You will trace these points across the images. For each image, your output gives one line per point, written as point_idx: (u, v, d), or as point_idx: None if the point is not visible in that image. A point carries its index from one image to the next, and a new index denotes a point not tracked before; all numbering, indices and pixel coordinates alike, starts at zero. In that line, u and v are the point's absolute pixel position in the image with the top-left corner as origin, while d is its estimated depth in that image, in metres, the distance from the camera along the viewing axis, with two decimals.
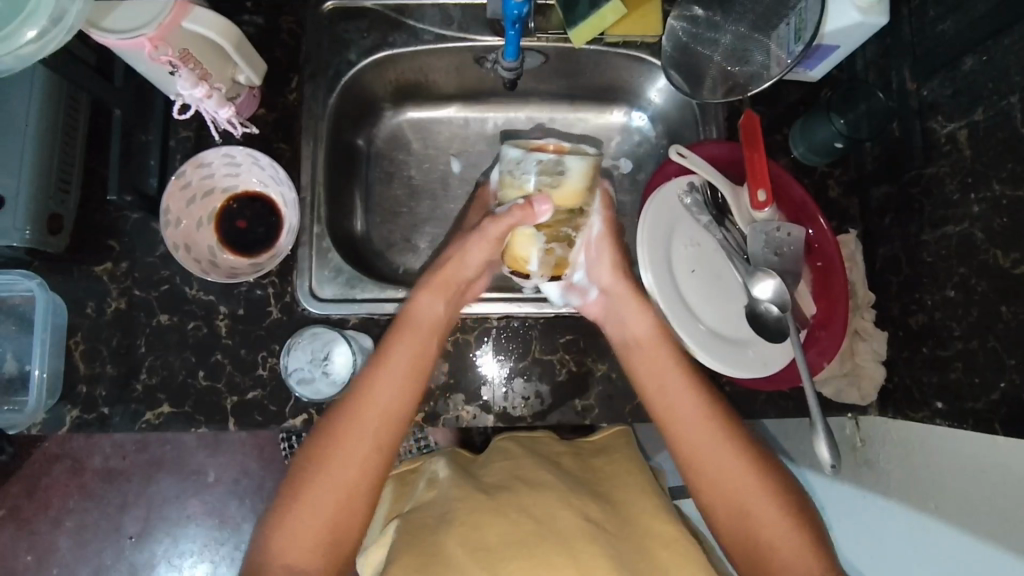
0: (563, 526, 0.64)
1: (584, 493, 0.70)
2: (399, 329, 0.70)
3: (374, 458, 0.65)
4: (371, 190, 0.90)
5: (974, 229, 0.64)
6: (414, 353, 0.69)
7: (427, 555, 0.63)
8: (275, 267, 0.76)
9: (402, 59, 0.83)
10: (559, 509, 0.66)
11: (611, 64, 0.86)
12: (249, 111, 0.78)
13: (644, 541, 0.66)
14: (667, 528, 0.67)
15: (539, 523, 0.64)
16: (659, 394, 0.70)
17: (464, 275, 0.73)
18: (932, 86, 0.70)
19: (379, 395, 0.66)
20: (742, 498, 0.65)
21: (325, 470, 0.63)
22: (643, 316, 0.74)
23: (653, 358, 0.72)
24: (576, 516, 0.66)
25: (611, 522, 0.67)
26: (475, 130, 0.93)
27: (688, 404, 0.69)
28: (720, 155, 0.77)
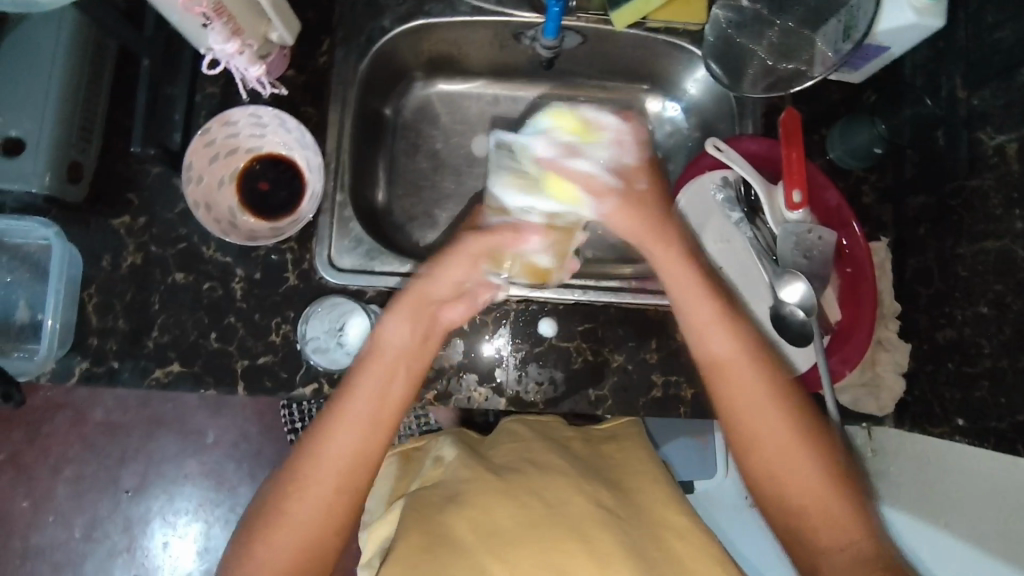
0: (572, 512, 0.65)
1: (595, 479, 0.70)
2: (367, 365, 0.64)
3: (343, 502, 0.61)
4: (395, 161, 0.88)
5: (1014, 246, 0.62)
6: (373, 392, 0.63)
7: (435, 536, 0.63)
8: (295, 233, 0.75)
9: (438, 28, 0.81)
10: (569, 494, 0.66)
11: (651, 50, 0.84)
12: (279, 71, 0.77)
13: (653, 528, 0.66)
14: (679, 520, 0.67)
15: (550, 508, 0.65)
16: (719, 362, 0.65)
17: (438, 291, 0.66)
18: (983, 95, 0.67)
19: (336, 441, 0.61)
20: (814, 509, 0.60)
21: (288, 510, 0.60)
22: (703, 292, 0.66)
23: (724, 340, 0.65)
24: (586, 501, 0.66)
25: (623, 510, 0.67)
26: (504, 107, 0.91)
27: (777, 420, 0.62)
28: (757, 153, 0.75)
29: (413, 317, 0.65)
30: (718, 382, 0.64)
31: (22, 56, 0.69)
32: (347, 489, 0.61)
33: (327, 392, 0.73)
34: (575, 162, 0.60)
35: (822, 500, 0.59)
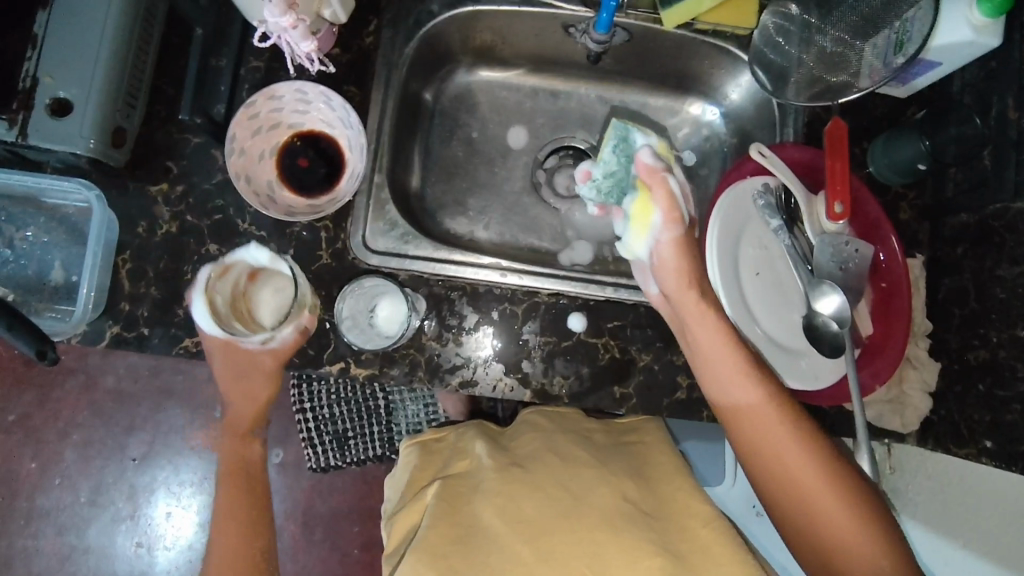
0: (599, 504, 0.65)
1: (618, 468, 0.70)
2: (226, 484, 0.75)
3: None
4: (431, 147, 0.89)
5: None
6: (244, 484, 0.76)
7: (463, 527, 0.64)
8: (332, 212, 0.75)
9: (485, 17, 0.81)
10: (596, 486, 0.67)
11: (695, 53, 0.84)
12: (326, 48, 0.77)
13: (681, 521, 0.65)
14: (703, 507, 0.66)
15: (574, 498, 0.66)
16: (726, 398, 0.66)
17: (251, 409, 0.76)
18: None
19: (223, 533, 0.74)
20: (844, 545, 0.61)
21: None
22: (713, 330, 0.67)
23: (731, 375, 0.66)
24: (613, 495, 0.66)
25: (647, 503, 0.67)
26: (543, 101, 0.92)
27: (777, 434, 0.64)
28: (800, 160, 0.74)
29: (235, 435, 0.76)
30: (732, 421, 0.66)
31: (70, 14, 0.68)
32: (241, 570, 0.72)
33: (353, 371, 0.73)
34: (669, 180, 0.68)
35: (853, 542, 0.60)
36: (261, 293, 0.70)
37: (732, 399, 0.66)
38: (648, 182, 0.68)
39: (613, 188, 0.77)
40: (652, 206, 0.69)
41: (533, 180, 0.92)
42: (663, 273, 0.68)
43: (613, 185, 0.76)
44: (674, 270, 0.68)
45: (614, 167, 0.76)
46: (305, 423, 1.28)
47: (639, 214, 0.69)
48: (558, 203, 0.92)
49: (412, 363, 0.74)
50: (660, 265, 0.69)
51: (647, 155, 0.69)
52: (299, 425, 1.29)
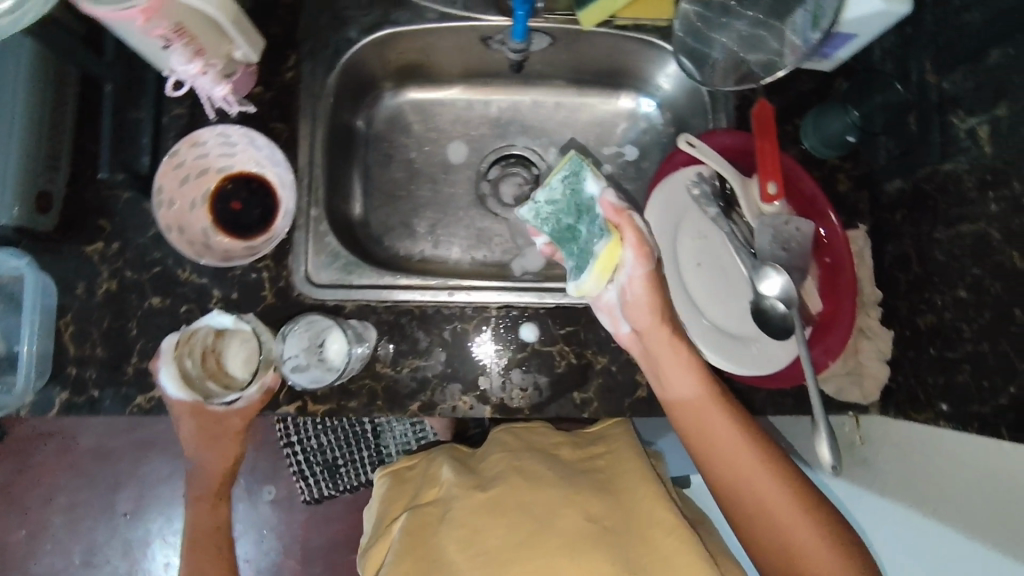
0: (562, 525, 0.65)
1: (584, 485, 0.70)
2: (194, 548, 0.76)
3: None
4: (370, 174, 0.90)
5: (990, 229, 0.61)
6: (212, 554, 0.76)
7: (428, 561, 0.65)
8: (270, 251, 0.75)
9: (403, 38, 0.82)
10: (560, 507, 0.67)
11: (618, 50, 0.84)
12: (246, 88, 0.77)
13: (645, 532, 0.65)
14: (668, 515, 0.66)
15: (538, 521, 0.66)
16: (687, 411, 0.67)
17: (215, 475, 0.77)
18: (953, 78, 0.66)
19: None
20: (809, 558, 0.60)
21: None
22: (671, 347, 0.67)
23: (688, 386, 0.67)
24: (577, 515, 0.66)
25: (613, 518, 0.66)
26: (478, 113, 0.93)
27: (733, 437, 0.64)
28: (732, 146, 0.73)
29: (203, 500, 0.77)
30: (693, 436, 0.66)
31: None
32: None
33: (311, 409, 0.73)
34: (635, 219, 0.65)
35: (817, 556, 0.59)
36: (229, 354, 0.71)
37: (679, 392, 0.67)
38: (616, 224, 0.65)
39: (553, 216, 0.69)
40: (621, 248, 0.66)
41: (478, 192, 0.93)
42: (634, 312, 0.67)
43: (555, 215, 0.69)
44: (643, 309, 0.66)
45: (559, 198, 0.68)
46: (292, 457, 1.28)
47: (604, 253, 0.66)
48: (502, 212, 0.92)
49: (369, 392, 0.74)
50: (631, 300, 0.67)
51: (611, 195, 0.65)
52: (286, 459, 1.29)
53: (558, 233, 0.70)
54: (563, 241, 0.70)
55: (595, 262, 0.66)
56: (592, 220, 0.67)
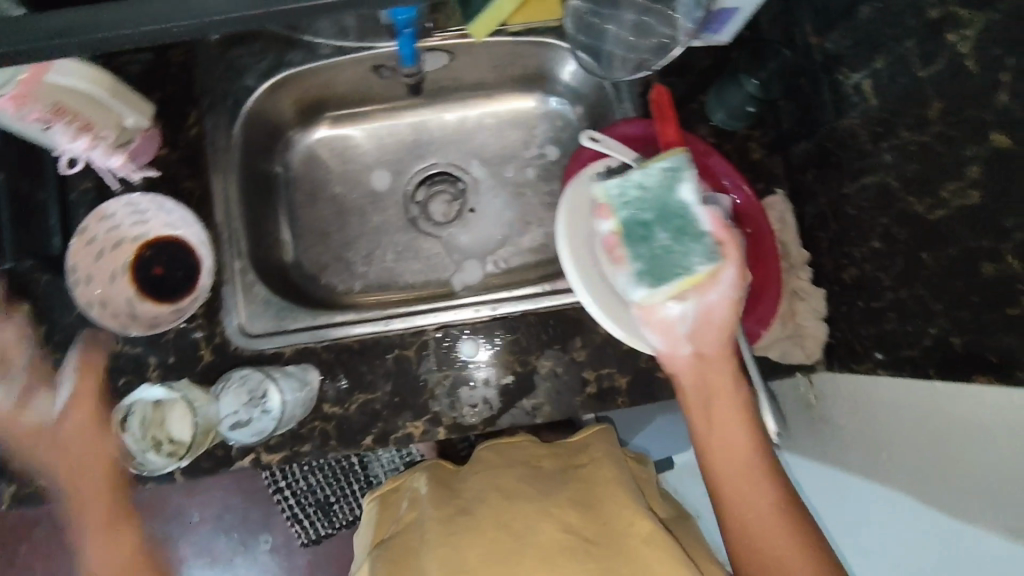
0: (540, 543, 0.66)
1: (563, 497, 0.71)
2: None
3: None
4: (297, 215, 0.91)
5: (889, 178, 0.62)
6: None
7: None
8: (200, 309, 0.75)
9: (297, 79, 0.83)
10: (537, 521, 0.68)
11: (517, 55, 0.86)
12: (150, 154, 0.76)
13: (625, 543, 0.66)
14: (645, 524, 0.67)
15: (515, 539, 0.67)
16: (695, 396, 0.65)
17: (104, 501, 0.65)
18: (833, 37, 0.68)
19: None
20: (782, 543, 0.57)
21: None
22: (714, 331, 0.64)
23: (712, 363, 0.65)
24: (554, 528, 0.67)
25: (590, 528, 0.68)
26: (395, 138, 0.93)
27: (734, 421, 0.63)
28: (633, 134, 0.75)
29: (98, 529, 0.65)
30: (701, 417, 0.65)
31: None
32: None
33: (265, 459, 0.73)
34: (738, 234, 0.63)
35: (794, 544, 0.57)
36: (171, 424, 0.68)
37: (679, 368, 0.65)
38: (722, 240, 0.61)
39: (637, 205, 0.63)
40: (721, 265, 0.61)
41: (408, 215, 0.93)
42: (704, 333, 0.64)
43: (638, 202, 0.63)
44: (715, 329, 0.64)
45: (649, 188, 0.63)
46: (281, 502, 1.27)
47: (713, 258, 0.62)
48: (435, 231, 0.93)
49: (321, 434, 0.74)
50: (703, 317, 0.63)
51: (718, 210, 0.62)
52: (276, 506, 1.28)
53: (630, 227, 0.63)
54: (632, 237, 0.63)
55: (678, 271, 0.61)
56: (681, 223, 0.62)
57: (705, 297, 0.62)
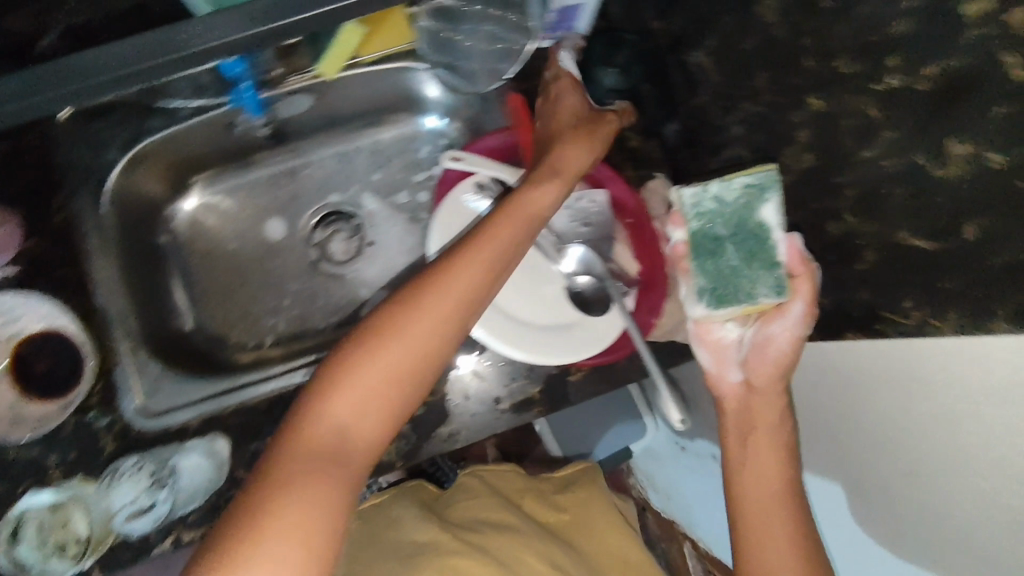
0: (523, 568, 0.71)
1: (545, 536, 0.78)
2: (292, 445, 0.51)
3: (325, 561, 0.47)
4: (193, 279, 0.88)
5: (741, 150, 0.63)
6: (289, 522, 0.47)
7: None
8: (95, 396, 0.73)
9: (162, 144, 0.81)
10: (520, 551, 0.73)
11: (383, 83, 0.85)
12: (10, 249, 0.73)
13: None
14: None
15: (504, 565, 0.70)
16: (771, 410, 0.61)
17: None
18: (670, 19, 0.68)
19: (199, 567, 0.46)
20: (751, 532, 0.59)
21: (296, 522, 0.47)
22: (718, 355, 0.62)
23: (758, 395, 0.61)
24: (540, 557, 0.73)
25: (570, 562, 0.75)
26: (282, 185, 0.92)
27: (772, 440, 0.60)
28: (495, 147, 0.75)
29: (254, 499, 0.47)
30: (760, 429, 0.61)
31: None
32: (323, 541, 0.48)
33: (184, 538, 0.69)
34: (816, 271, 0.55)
35: (774, 532, 0.58)
36: (72, 524, 0.68)
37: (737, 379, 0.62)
38: (795, 274, 0.54)
39: (710, 217, 0.56)
40: (788, 300, 0.55)
41: (309, 259, 0.91)
42: (756, 363, 0.60)
43: (712, 213, 0.55)
44: (772, 363, 0.59)
45: (727, 205, 0.55)
46: None
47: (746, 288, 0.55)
48: (338, 271, 0.91)
49: None
50: (762, 345, 0.59)
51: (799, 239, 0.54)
52: None
53: (699, 241, 0.56)
54: (699, 251, 0.57)
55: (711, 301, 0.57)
56: (757, 245, 0.55)
57: (767, 327, 0.58)
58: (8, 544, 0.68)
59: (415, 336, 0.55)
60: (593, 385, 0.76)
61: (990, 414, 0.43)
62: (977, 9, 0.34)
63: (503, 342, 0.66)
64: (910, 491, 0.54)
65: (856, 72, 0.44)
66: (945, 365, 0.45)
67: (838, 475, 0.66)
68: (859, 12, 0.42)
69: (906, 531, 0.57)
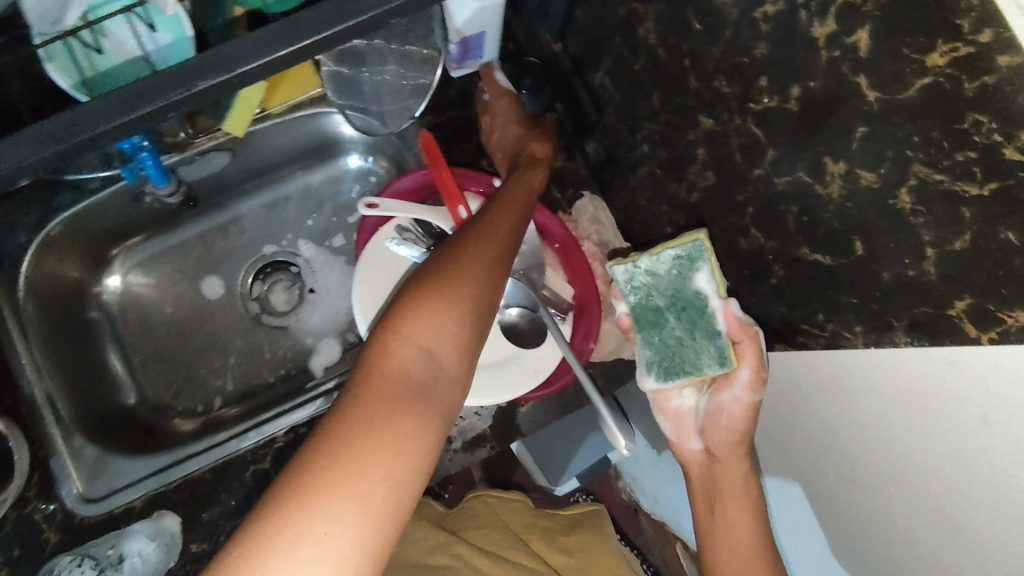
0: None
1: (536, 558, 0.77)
2: (372, 375, 0.48)
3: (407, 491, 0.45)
4: (130, 349, 0.86)
5: (654, 166, 0.63)
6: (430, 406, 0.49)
7: None
8: (30, 489, 0.70)
9: (82, 216, 0.79)
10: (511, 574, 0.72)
11: (299, 130, 0.84)
12: None
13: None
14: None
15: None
16: (738, 475, 0.61)
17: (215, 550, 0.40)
18: (572, 41, 0.68)
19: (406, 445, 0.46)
20: None
21: (372, 450, 0.45)
22: (682, 425, 0.64)
23: (721, 460, 0.62)
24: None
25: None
26: (213, 242, 0.90)
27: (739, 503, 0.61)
28: (410, 188, 0.75)
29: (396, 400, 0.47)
30: (726, 495, 0.61)
31: None
32: (411, 465, 0.46)
33: None
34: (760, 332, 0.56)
35: None
36: None
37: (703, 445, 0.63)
38: (735, 341, 0.56)
39: (647, 291, 0.60)
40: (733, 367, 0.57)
41: (250, 314, 0.89)
42: (711, 429, 0.62)
43: (649, 287, 0.59)
44: (725, 430, 0.61)
45: (660, 279, 0.58)
46: None
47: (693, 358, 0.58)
48: (281, 322, 0.90)
49: None
50: (718, 413, 0.60)
51: (736, 307, 0.56)
52: None
53: (642, 314, 0.60)
54: (643, 324, 0.61)
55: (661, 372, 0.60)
56: (696, 316, 0.58)
57: (717, 395, 0.60)
58: None
59: (472, 277, 0.54)
60: (544, 412, 0.75)
61: (921, 423, 0.42)
62: (825, 33, 0.36)
63: None
64: (848, 494, 0.54)
65: (734, 92, 0.46)
66: (870, 375, 0.44)
67: (787, 479, 0.64)
68: (727, 35, 0.44)
69: (864, 543, 0.55)
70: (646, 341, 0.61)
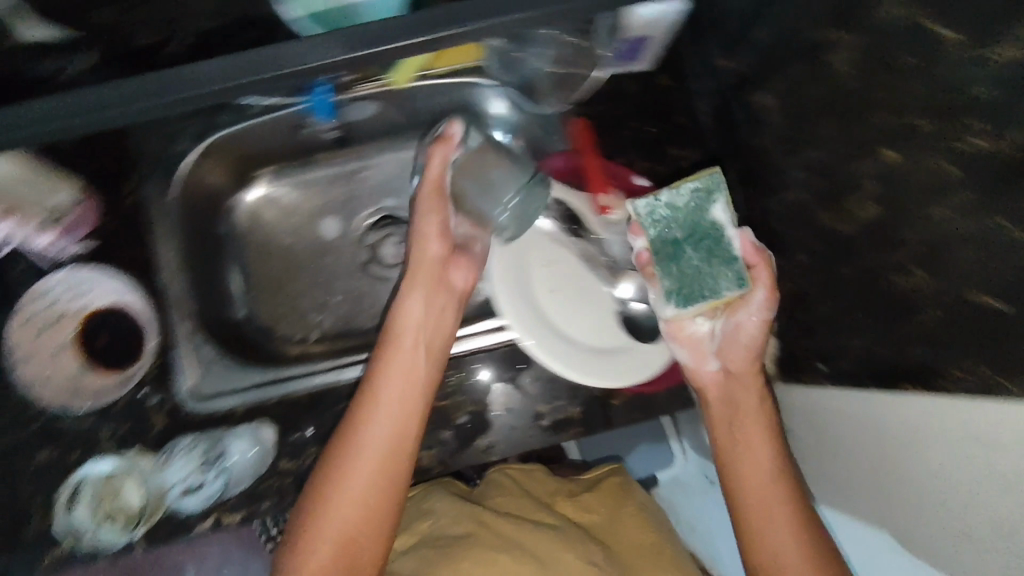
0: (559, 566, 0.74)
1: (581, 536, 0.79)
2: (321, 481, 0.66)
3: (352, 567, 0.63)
4: (247, 268, 0.91)
5: (803, 194, 0.63)
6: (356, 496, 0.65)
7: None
8: (148, 374, 0.76)
9: (227, 140, 0.83)
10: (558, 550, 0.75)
11: (446, 94, 0.87)
12: (86, 226, 0.77)
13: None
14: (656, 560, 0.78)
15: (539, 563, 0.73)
16: (750, 407, 0.73)
17: None
18: (737, 60, 0.69)
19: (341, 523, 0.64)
20: (760, 531, 0.69)
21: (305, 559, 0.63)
22: (701, 353, 0.76)
23: (732, 389, 0.74)
24: (577, 557, 0.74)
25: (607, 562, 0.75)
26: (338, 184, 0.94)
27: (755, 436, 0.72)
28: (560, 168, 0.85)
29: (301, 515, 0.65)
30: (740, 430, 0.73)
31: None
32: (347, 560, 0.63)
33: (226, 520, 0.73)
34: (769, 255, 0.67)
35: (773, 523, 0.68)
36: (125, 494, 0.72)
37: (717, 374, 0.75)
38: (750, 264, 0.67)
39: (665, 224, 0.69)
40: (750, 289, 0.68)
41: (358, 259, 0.93)
42: (728, 348, 0.74)
43: (668, 222, 0.69)
44: (741, 344, 0.72)
45: (679, 211, 0.68)
46: None
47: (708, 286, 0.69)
48: (387, 273, 0.93)
49: (278, 490, 0.74)
50: (731, 331, 0.72)
51: (750, 234, 0.67)
52: None
53: (659, 247, 0.69)
54: (661, 257, 0.70)
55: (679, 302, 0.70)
56: (713, 245, 0.68)
57: (734, 314, 0.71)
58: (64, 506, 0.71)
59: (392, 390, 0.68)
60: (631, 410, 0.77)
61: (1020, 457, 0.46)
62: None
63: (551, 351, 0.75)
64: (934, 521, 0.57)
65: (931, 132, 0.46)
66: (981, 414, 0.47)
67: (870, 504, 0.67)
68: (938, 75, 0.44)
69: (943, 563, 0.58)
70: (665, 272, 0.70)
